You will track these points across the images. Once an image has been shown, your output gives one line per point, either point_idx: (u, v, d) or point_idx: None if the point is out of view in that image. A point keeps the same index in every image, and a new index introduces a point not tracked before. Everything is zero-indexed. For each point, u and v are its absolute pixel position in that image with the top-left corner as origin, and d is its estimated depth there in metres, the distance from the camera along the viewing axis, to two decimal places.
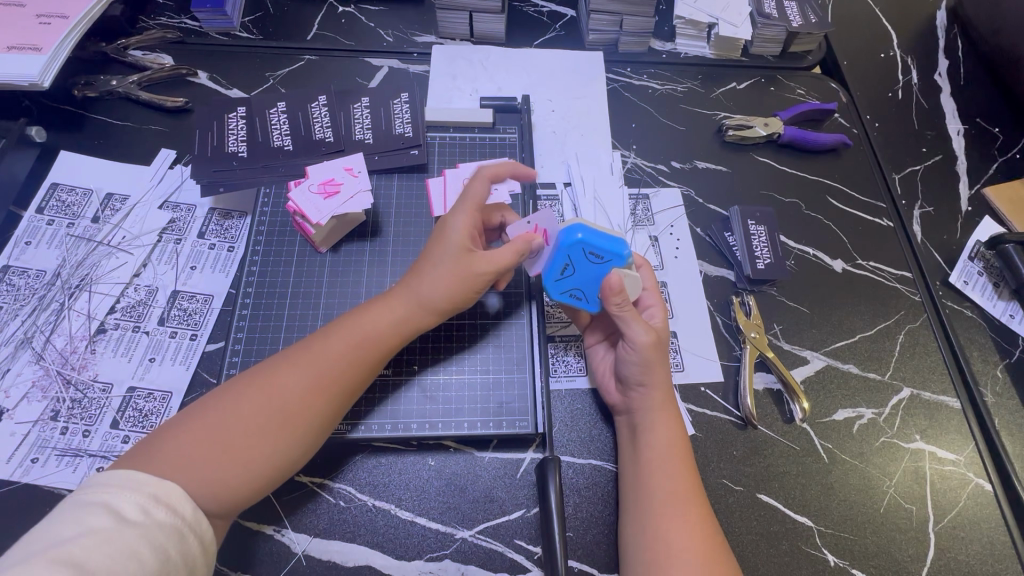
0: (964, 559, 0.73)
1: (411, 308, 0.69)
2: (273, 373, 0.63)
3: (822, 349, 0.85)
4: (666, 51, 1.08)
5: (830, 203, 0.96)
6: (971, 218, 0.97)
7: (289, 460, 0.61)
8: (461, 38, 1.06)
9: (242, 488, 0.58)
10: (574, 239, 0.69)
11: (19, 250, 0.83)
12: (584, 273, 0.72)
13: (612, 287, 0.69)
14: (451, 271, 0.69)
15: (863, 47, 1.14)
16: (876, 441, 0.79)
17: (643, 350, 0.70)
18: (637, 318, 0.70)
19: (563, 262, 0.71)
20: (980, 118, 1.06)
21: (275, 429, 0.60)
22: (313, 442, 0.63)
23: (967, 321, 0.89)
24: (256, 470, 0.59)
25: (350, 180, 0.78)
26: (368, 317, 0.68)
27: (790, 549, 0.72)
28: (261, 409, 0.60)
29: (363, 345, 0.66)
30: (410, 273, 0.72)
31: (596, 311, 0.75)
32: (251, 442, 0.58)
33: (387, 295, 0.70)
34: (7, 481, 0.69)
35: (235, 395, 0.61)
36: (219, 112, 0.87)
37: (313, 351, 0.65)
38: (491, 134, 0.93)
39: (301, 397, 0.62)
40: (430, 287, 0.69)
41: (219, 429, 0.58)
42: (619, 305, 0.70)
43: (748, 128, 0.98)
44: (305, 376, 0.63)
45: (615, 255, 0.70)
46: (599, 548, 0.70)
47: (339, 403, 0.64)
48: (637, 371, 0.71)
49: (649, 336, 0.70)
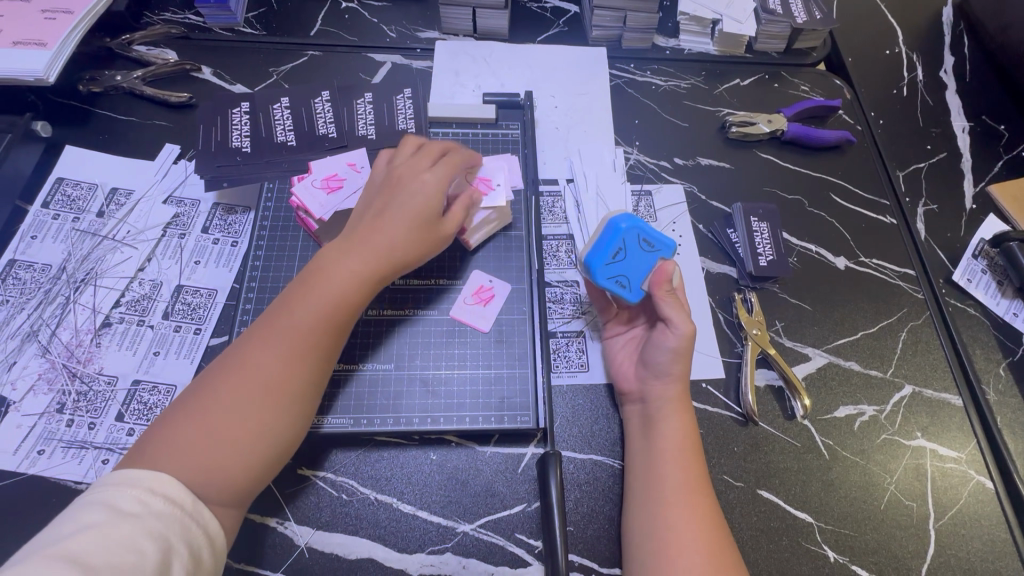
0: (964, 557, 0.73)
1: (377, 264, 0.69)
2: (246, 355, 0.62)
3: (824, 346, 0.85)
4: (670, 47, 1.07)
5: (833, 200, 0.96)
6: (975, 216, 0.96)
7: (284, 437, 0.62)
8: (465, 34, 1.06)
9: (241, 474, 0.58)
10: (630, 225, 0.75)
11: (25, 244, 0.84)
12: (634, 259, 0.75)
13: (664, 274, 0.74)
14: (415, 228, 0.71)
15: (869, 43, 1.13)
16: (877, 438, 0.79)
17: (683, 339, 0.72)
18: (682, 308, 0.73)
19: (616, 246, 0.75)
20: (986, 116, 1.06)
21: (259, 406, 0.60)
22: (301, 415, 0.63)
23: (970, 319, 0.89)
24: (253, 454, 0.59)
25: (352, 176, 0.81)
26: (334, 276, 0.67)
27: (791, 544, 0.72)
28: (242, 390, 0.60)
29: (334, 311, 0.66)
30: (368, 225, 0.71)
31: (635, 303, 0.75)
32: (240, 422, 0.59)
33: (348, 249, 0.69)
34: (14, 473, 0.70)
35: (212, 383, 0.61)
36: (223, 108, 0.88)
37: (281, 324, 0.64)
38: (494, 129, 0.94)
39: (278, 371, 0.62)
40: (391, 250, 0.70)
41: (204, 416, 0.59)
42: (664, 293, 0.74)
43: (751, 125, 0.99)
44: (278, 350, 0.63)
45: (666, 246, 0.75)
46: (600, 543, 0.71)
47: (318, 372, 0.65)
48: (670, 360, 0.72)
49: (692, 326, 0.73)
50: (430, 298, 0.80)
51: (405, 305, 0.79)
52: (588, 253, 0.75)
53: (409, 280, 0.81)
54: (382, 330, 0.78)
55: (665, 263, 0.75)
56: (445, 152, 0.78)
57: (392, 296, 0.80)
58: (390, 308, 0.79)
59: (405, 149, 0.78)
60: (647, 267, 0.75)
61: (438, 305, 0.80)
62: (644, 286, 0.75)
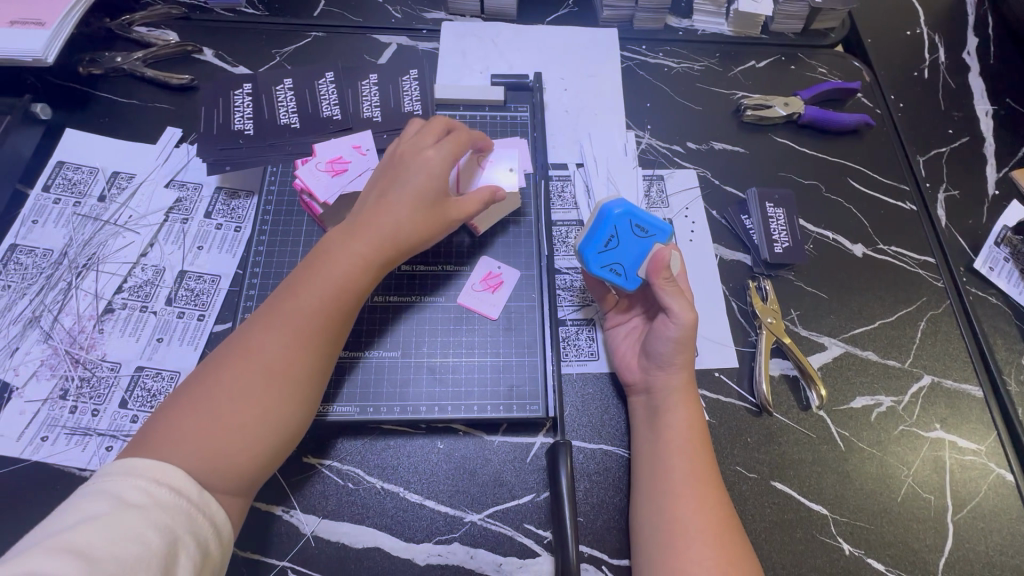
0: (982, 551, 0.72)
1: (383, 249, 0.67)
2: (249, 340, 0.61)
3: (840, 335, 0.82)
4: (683, 28, 1.04)
5: (850, 185, 0.93)
6: (998, 203, 0.94)
7: (290, 423, 0.60)
8: (472, 14, 1.03)
9: (245, 460, 0.57)
10: (623, 211, 0.73)
11: (26, 229, 0.82)
12: (628, 246, 0.73)
13: (661, 261, 0.71)
14: (419, 208, 0.69)
15: (889, 24, 1.10)
16: (894, 429, 0.77)
17: (685, 328, 0.70)
18: (682, 295, 0.71)
19: (608, 234, 0.73)
20: (1010, 99, 1.02)
21: (263, 391, 0.59)
22: (306, 401, 0.62)
23: (991, 308, 0.86)
24: (257, 441, 0.58)
25: (358, 158, 0.80)
26: (338, 260, 0.66)
27: (805, 537, 0.71)
28: (246, 376, 0.59)
29: (339, 295, 0.65)
30: (372, 207, 0.69)
31: (630, 290, 0.74)
32: (245, 407, 0.58)
33: (353, 232, 0.68)
34: (18, 459, 0.69)
35: (215, 369, 0.60)
36: (225, 89, 0.85)
37: (285, 309, 0.63)
38: (503, 113, 0.91)
39: (282, 355, 0.61)
40: (397, 233, 0.68)
41: (208, 402, 0.57)
42: (663, 281, 0.71)
43: (767, 108, 0.95)
44: (281, 334, 0.61)
45: (660, 230, 0.73)
46: (610, 534, 0.69)
47: (323, 356, 0.63)
48: (673, 349, 0.70)
49: (693, 314, 0.70)
50: (435, 284, 0.79)
51: (411, 292, 0.78)
52: (580, 241, 0.74)
53: (415, 266, 0.79)
54: (389, 318, 0.76)
55: (661, 248, 0.72)
56: (449, 129, 0.75)
57: (398, 282, 0.78)
58: (397, 294, 0.77)
59: (410, 131, 0.76)
60: (643, 254, 0.73)
61: (445, 291, 0.78)
62: (640, 273, 0.73)
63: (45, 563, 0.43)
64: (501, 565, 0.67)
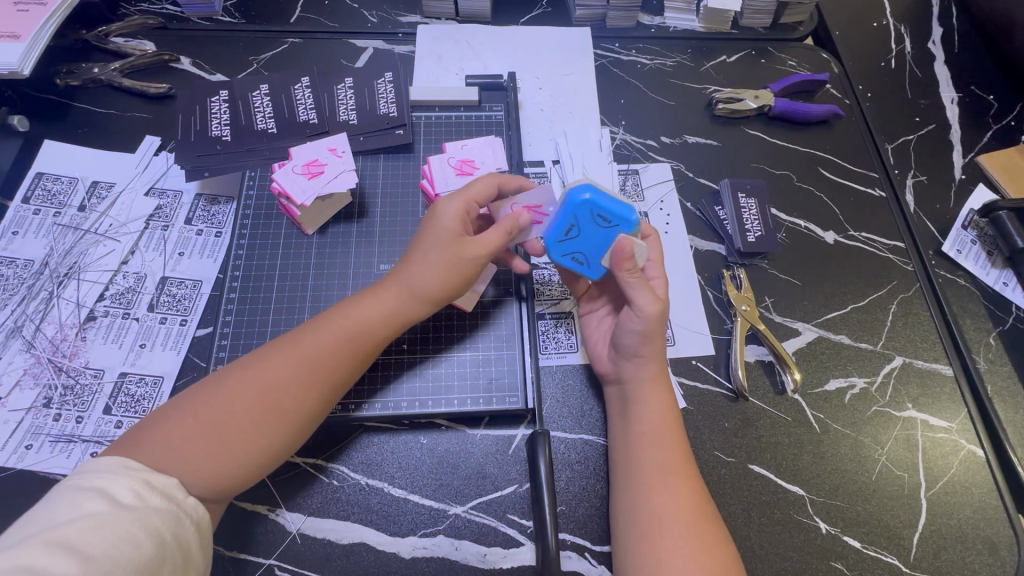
0: (956, 525, 0.74)
1: (403, 300, 0.67)
2: (265, 364, 0.62)
3: (814, 321, 0.84)
4: (655, 25, 1.06)
5: (822, 174, 0.95)
6: (965, 187, 0.96)
7: (279, 452, 0.61)
8: (448, 17, 1.05)
9: (233, 478, 0.58)
10: (588, 199, 0.68)
11: (7, 240, 0.83)
12: (590, 237, 0.70)
13: (624, 253, 0.68)
14: (439, 263, 0.67)
15: (855, 15, 1.12)
16: (868, 410, 0.79)
17: (650, 321, 0.69)
18: (647, 287, 0.69)
19: (568, 224, 0.70)
20: (975, 86, 1.05)
21: (265, 421, 0.59)
22: (302, 433, 0.62)
23: (960, 290, 0.88)
24: (244, 461, 0.58)
25: (334, 160, 0.77)
26: (359, 304, 0.67)
27: (782, 517, 0.72)
28: (254, 404, 0.59)
29: (354, 336, 0.65)
30: (401, 263, 0.70)
31: (597, 278, 0.73)
32: (242, 431, 0.58)
33: (380, 283, 0.69)
34: (2, 467, 0.70)
35: (223, 386, 0.60)
36: (202, 96, 0.87)
37: (304, 341, 0.64)
38: (477, 112, 0.92)
39: (290, 387, 0.61)
40: (418, 275, 0.67)
41: (209, 418, 0.58)
42: (626, 273, 0.69)
43: (738, 101, 0.97)
44: (296, 371, 0.62)
45: (622, 220, 0.68)
46: (592, 521, 0.71)
47: (330, 396, 0.63)
48: (639, 342, 0.70)
49: (658, 306, 0.69)
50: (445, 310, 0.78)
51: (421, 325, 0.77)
52: (544, 231, 0.71)
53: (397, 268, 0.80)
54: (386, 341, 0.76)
55: (623, 240, 0.68)
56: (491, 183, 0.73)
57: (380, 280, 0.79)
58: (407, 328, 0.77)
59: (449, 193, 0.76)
60: (607, 244, 0.70)
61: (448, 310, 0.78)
62: (603, 263, 0.71)
63: (45, 558, 0.45)
64: (485, 556, 0.69)
